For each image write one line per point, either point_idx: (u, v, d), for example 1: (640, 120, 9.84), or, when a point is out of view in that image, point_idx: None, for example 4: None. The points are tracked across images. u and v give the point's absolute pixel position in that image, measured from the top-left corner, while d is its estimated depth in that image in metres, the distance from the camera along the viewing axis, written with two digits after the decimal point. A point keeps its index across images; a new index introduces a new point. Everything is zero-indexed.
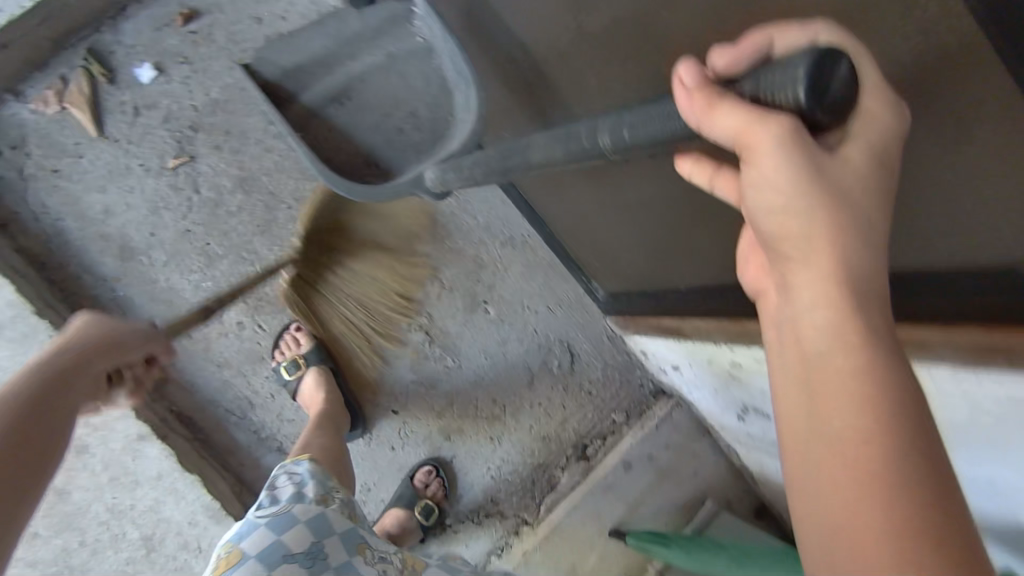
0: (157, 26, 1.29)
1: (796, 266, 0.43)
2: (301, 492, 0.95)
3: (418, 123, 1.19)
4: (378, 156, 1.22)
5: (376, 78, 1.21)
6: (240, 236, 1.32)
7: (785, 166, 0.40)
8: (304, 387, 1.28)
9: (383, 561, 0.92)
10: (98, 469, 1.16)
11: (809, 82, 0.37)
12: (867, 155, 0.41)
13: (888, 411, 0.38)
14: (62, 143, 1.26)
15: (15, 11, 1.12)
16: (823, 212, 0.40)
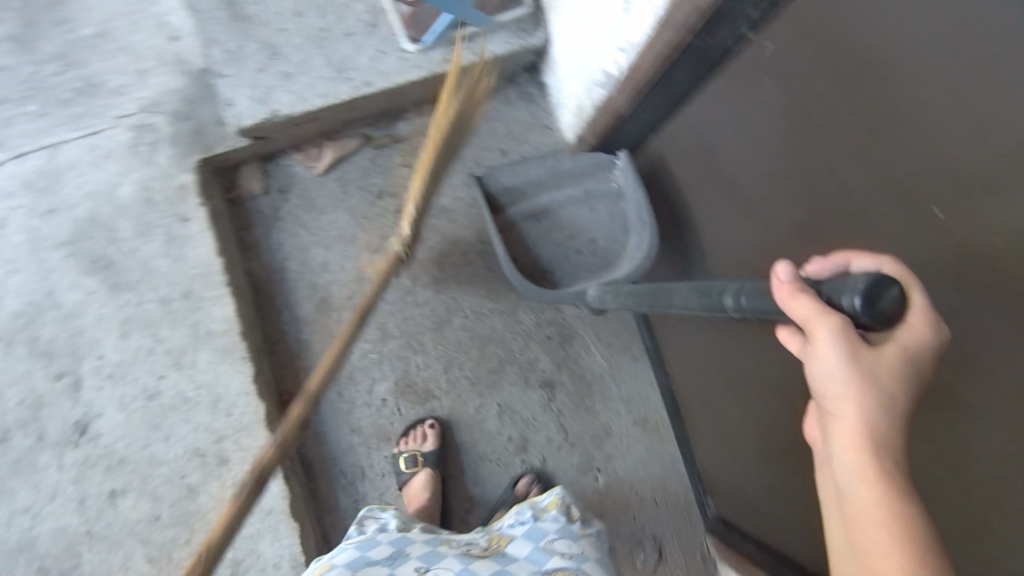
0: (425, 134, 1.50)
1: (840, 441, 0.57)
2: (386, 527, 1.10)
3: (594, 250, 1.37)
4: (554, 269, 1.38)
5: (570, 208, 1.38)
6: (416, 325, 1.46)
7: (842, 363, 0.55)
8: (413, 481, 1.37)
9: (469, 546, 1.09)
10: (227, 484, 1.27)
11: (864, 291, 0.47)
12: (898, 351, 0.56)
13: (914, 542, 0.51)
14: (315, 199, 1.47)
15: (334, 100, 1.33)
16: (869, 395, 0.55)
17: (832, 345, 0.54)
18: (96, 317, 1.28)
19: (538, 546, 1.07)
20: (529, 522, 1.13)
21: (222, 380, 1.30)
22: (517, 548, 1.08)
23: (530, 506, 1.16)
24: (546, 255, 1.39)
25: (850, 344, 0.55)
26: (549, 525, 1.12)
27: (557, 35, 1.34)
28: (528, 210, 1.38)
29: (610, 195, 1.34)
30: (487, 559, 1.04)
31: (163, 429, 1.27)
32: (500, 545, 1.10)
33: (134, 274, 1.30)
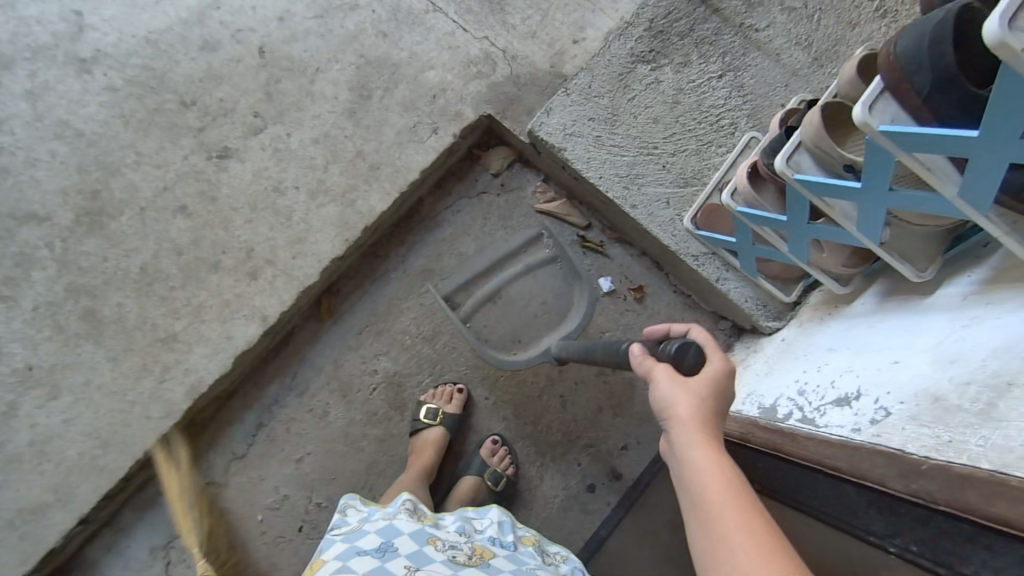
0: (620, 271, 1.56)
1: (687, 448, 0.66)
2: (370, 518, 1.00)
3: (548, 312, 1.53)
4: (523, 337, 1.51)
5: (518, 284, 1.53)
6: (455, 360, 1.50)
7: (677, 395, 0.69)
8: (427, 433, 1.42)
9: (454, 548, 0.92)
10: (236, 291, 1.36)
11: (684, 348, 0.71)
12: (716, 373, 0.70)
13: (763, 534, 0.58)
14: (512, 215, 1.55)
15: (601, 187, 1.41)
16: (698, 417, 0.67)
17: (668, 384, 0.70)
18: (316, 113, 1.42)
19: (519, 569, 0.91)
20: (508, 547, 0.98)
21: (317, 235, 1.39)
22: (501, 564, 0.91)
23: (511, 530, 1.03)
24: (503, 331, 1.51)
25: (683, 382, 0.70)
26: (528, 558, 0.97)
27: (780, 344, 1.35)
28: (479, 300, 1.51)
29: (552, 267, 1.55)
30: (474, 566, 0.88)
31: (255, 215, 1.39)
32: (483, 555, 0.93)
33: (368, 120, 1.43)
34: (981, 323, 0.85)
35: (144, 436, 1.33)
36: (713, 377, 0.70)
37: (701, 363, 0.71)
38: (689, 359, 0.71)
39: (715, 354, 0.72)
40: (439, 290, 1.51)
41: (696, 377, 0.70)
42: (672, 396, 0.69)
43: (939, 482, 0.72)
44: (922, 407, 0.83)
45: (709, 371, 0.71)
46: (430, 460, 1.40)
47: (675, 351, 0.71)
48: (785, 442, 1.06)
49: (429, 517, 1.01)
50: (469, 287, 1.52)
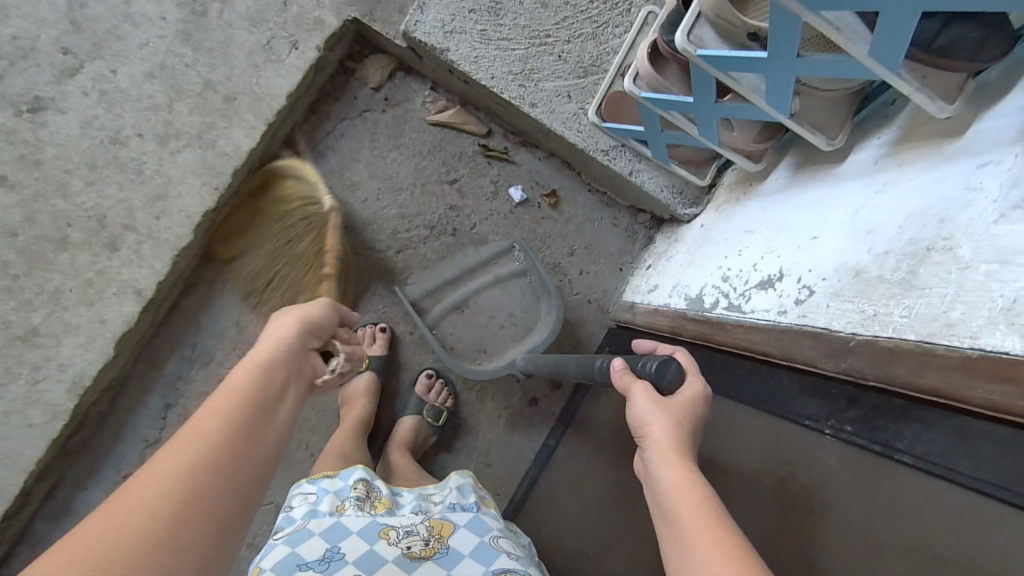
0: (530, 178, 1.46)
1: (658, 455, 0.69)
2: (316, 509, 0.90)
3: (515, 325, 1.39)
4: (490, 348, 1.39)
5: (484, 293, 1.40)
6: (370, 300, 1.40)
7: (654, 411, 0.72)
8: (356, 382, 1.33)
9: (410, 535, 0.87)
10: (97, 266, 1.16)
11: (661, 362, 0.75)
12: (690, 390, 0.74)
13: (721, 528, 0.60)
14: (403, 133, 1.40)
15: (496, 88, 1.28)
16: (670, 425, 0.71)
17: (647, 401, 0.73)
18: (143, 40, 1.17)
19: (482, 541, 0.87)
20: (471, 512, 0.93)
21: (180, 187, 1.20)
22: (462, 542, 0.87)
23: (473, 492, 0.99)
24: (468, 342, 1.39)
25: (660, 401, 0.74)
26: (491, 520, 0.93)
27: (699, 231, 1.32)
28: (446, 306, 1.39)
29: (515, 271, 1.39)
30: (431, 558, 0.83)
31: (95, 174, 1.16)
32: (441, 535, 0.87)
33: (211, 41, 1.20)
34: (894, 187, 0.83)
35: (30, 445, 1.15)
36: (689, 395, 0.74)
37: (677, 385, 0.75)
38: (667, 378, 0.74)
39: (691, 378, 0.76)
40: (407, 294, 1.38)
41: (674, 398, 0.74)
42: (649, 413, 0.73)
43: (866, 358, 0.71)
44: (843, 283, 0.82)
45: (685, 392, 0.74)
46: (364, 407, 1.29)
47: (654, 370, 0.74)
48: (714, 332, 1.04)
49: (383, 500, 0.95)
50: (439, 293, 1.40)
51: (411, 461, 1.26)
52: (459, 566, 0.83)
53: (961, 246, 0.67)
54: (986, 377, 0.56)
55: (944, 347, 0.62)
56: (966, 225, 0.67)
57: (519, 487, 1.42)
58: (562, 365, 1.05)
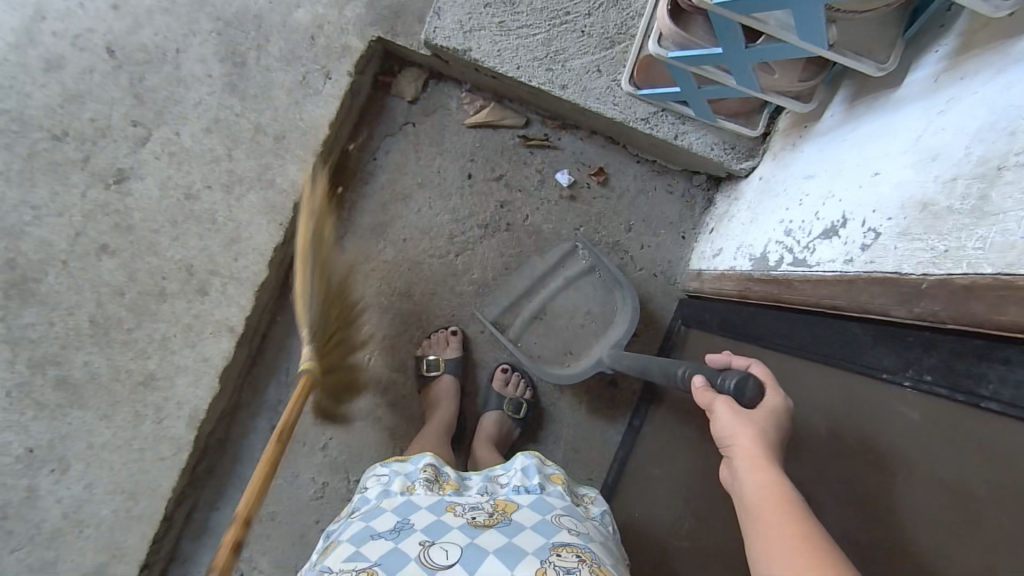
0: (575, 159, 1.44)
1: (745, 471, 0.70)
2: (388, 490, 0.97)
3: (594, 321, 1.37)
4: (574, 348, 1.37)
5: (559, 297, 1.39)
6: (437, 305, 1.44)
7: (736, 423, 0.73)
8: (435, 385, 1.38)
9: (474, 510, 0.91)
10: (192, 310, 1.29)
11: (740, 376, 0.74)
12: (773, 402, 0.74)
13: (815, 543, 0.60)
14: (444, 138, 1.43)
15: (524, 78, 1.27)
16: (754, 438, 0.71)
17: (729, 414, 0.74)
18: (197, 100, 1.28)
19: (545, 518, 0.89)
20: (534, 494, 0.96)
21: (250, 227, 1.30)
22: (524, 516, 0.89)
23: (537, 471, 1.01)
24: (553, 347, 1.38)
25: (743, 416, 0.73)
26: (556, 499, 0.96)
27: (758, 184, 1.25)
28: (525, 319, 1.39)
29: (584, 269, 1.39)
30: (492, 528, 0.87)
31: (177, 228, 1.28)
32: (504, 511, 0.91)
33: (254, 88, 1.29)
34: (958, 105, 0.74)
35: (165, 475, 1.29)
36: (772, 409, 0.74)
37: (761, 399, 0.74)
38: (750, 392, 0.73)
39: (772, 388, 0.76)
40: (484, 314, 1.40)
41: (757, 410, 0.74)
42: (731, 425, 0.74)
43: (940, 300, 0.65)
44: (911, 220, 0.74)
45: (769, 404, 0.74)
46: (447, 410, 1.35)
47: (734, 387, 0.73)
48: (783, 292, 0.98)
49: (451, 481, 0.99)
50: (516, 306, 1.40)
51: (497, 456, 1.33)
52: (520, 535, 0.85)
53: None
54: None
55: (1023, 277, 0.56)
56: None
57: (611, 469, 1.42)
58: (647, 366, 1.06)
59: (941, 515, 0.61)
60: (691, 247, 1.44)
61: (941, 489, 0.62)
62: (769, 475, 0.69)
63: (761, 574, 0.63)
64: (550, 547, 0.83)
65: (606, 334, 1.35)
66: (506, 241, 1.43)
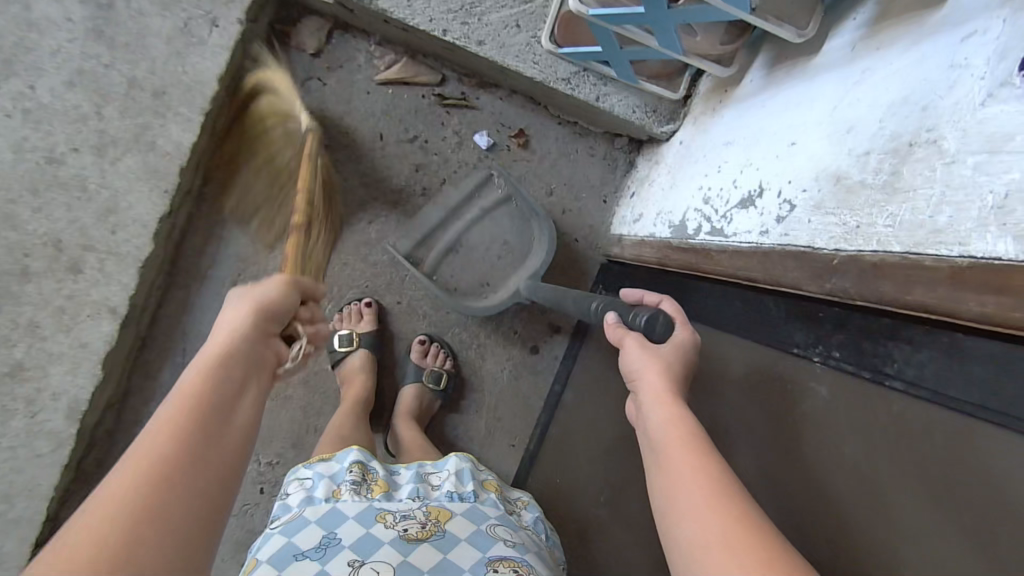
0: (495, 121, 1.37)
1: (650, 403, 0.72)
2: (312, 495, 0.89)
3: (511, 252, 1.33)
4: (492, 280, 1.34)
5: (475, 230, 1.33)
6: (351, 276, 1.36)
7: (646, 360, 0.75)
8: (351, 360, 1.32)
9: (407, 519, 0.86)
10: (64, 292, 1.14)
11: (648, 317, 0.76)
12: (681, 335, 0.77)
13: (712, 471, 0.62)
14: (352, 95, 1.31)
15: (437, 31, 1.18)
16: (661, 370, 0.73)
17: (639, 353, 0.76)
18: (55, 47, 1.10)
19: (480, 528, 0.87)
20: (468, 500, 0.93)
21: (128, 196, 1.15)
22: (458, 527, 0.86)
23: (471, 477, 0.98)
24: (470, 280, 1.34)
25: (651, 350, 0.76)
26: (490, 507, 0.93)
27: (679, 148, 1.23)
28: (438, 253, 1.33)
29: (498, 199, 1.32)
30: (426, 541, 0.83)
31: (41, 198, 1.12)
32: (438, 519, 0.87)
33: (124, 35, 1.12)
34: (873, 76, 0.73)
35: (48, 471, 1.17)
36: (679, 345, 0.76)
37: (669, 334, 0.77)
38: (659, 329, 0.76)
39: (681, 326, 0.78)
40: (395, 249, 1.31)
41: (664, 346, 0.76)
42: (641, 362, 0.75)
43: (852, 277, 0.66)
44: (825, 193, 0.74)
45: (675, 340, 0.77)
46: (363, 385, 1.29)
47: (642, 325, 0.77)
48: (700, 261, 0.98)
49: (380, 484, 0.93)
50: (429, 243, 1.33)
51: (418, 431, 1.29)
52: (455, 551, 0.83)
53: (946, 138, 0.59)
54: (980, 288, 0.51)
55: (930, 258, 0.56)
56: (951, 111, 0.59)
57: (533, 436, 1.42)
58: (561, 303, 1.07)
59: (843, 455, 0.63)
60: (613, 212, 1.42)
61: (849, 463, 0.62)
62: (675, 410, 0.70)
63: (666, 506, 0.64)
64: (484, 564, 0.82)
65: (523, 264, 1.32)
66: (422, 205, 1.36)
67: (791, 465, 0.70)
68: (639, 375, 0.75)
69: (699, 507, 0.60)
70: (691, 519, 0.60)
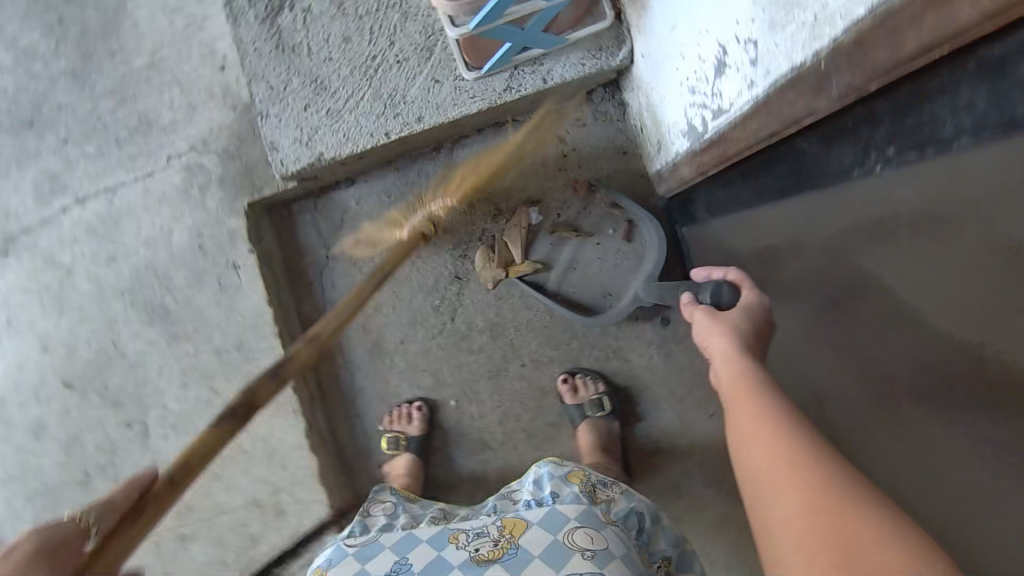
0: None
1: (718, 365, 0.79)
2: (390, 523, 1.00)
3: (626, 259, 1.35)
4: (613, 286, 1.35)
5: (586, 247, 1.36)
6: (470, 371, 1.38)
7: (709, 326, 0.86)
8: (396, 462, 1.34)
9: (479, 538, 0.91)
10: (286, 533, 1.30)
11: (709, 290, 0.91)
12: (753, 298, 0.87)
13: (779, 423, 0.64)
14: (368, 234, 1.37)
15: (382, 138, 1.23)
16: (722, 327, 0.84)
17: (703, 317, 0.88)
18: (158, 367, 1.31)
19: (557, 535, 0.87)
20: (547, 506, 0.94)
21: (275, 434, 1.30)
22: (532, 536, 0.88)
23: (549, 479, 1.01)
24: (590, 291, 1.36)
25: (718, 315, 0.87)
26: (569, 503, 0.93)
27: (645, 62, 1.14)
28: (558, 272, 1.36)
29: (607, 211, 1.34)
30: (496, 561, 0.86)
31: (224, 479, 1.31)
32: (512, 533, 0.90)
33: (191, 324, 1.30)
34: None
35: None
36: (747, 307, 0.86)
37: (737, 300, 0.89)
38: (725, 298, 0.89)
39: (746, 290, 0.89)
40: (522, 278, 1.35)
41: (731, 310, 0.86)
42: (708, 329, 0.86)
43: (848, 68, 0.55)
44: (768, 9, 0.64)
45: (744, 304, 0.87)
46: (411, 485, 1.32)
47: (711, 297, 0.91)
48: (729, 146, 0.87)
49: (459, 513, 1.03)
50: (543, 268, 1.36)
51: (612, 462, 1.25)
52: (525, 567, 0.85)
53: None
54: None
55: None
56: None
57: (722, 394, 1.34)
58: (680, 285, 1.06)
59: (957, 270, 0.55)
60: (639, 154, 1.34)
61: (959, 283, 0.56)
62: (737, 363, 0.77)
63: (739, 443, 0.68)
64: None
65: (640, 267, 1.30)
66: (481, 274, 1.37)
67: (920, 339, 0.63)
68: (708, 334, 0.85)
69: (766, 439, 0.64)
70: (758, 450, 0.64)
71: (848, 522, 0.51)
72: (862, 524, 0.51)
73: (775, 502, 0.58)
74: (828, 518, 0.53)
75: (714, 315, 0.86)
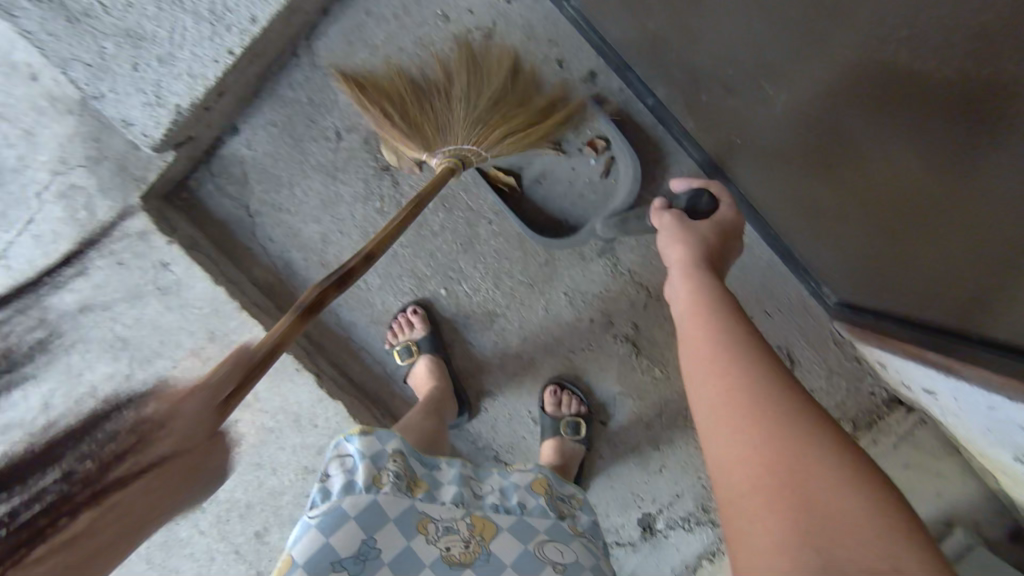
0: (349, 41, 1.23)
1: (676, 278, 0.77)
2: (352, 479, 0.85)
3: (594, 192, 1.27)
4: (573, 212, 1.28)
5: (557, 168, 1.26)
6: (444, 254, 1.31)
7: (677, 237, 0.82)
8: (417, 369, 1.31)
9: (450, 535, 0.86)
10: None
11: (682, 198, 0.87)
12: (731, 212, 0.86)
13: (743, 361, 0.61)
14: (277, 174, 1.28)
15: (228, 58, 1.11)
16: (687, 237, 0.81)
17: (674, 219, 0.85)
18: None
19: (527, 550, 0.87)
20: (515, 513, 0.90)
21: (291, 399, 1.28)
22: (505, 547, 0.86)
23: (516, 487, 0.93)
24: (552, 211, 1.28)
25: (687, 221, 0.84)
26: (540, 517, 0.91)
27: None
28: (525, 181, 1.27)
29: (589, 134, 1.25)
30: (470, 567, 0.84)
31: (268, 462, 1.31)
32: (483, 536, 0.87)
33: (155, 341, 1.25)
34: None
35: None
36: (721, 223, 0.84)
37: (712, 208, 0.86)
38: (703, 203, 0.86)
39: (722, 203, 0.87)
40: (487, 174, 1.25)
41: (702, 222, 0.84)
42: (674, 238, 0.82)
43: None
44: None
45: (716, 216, 0.85)
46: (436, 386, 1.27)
47: (687, 202, 0.86)
48: None
49: (421, 479, 0.90)
50: None
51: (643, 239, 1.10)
52: None
53: None
54: None
55: None
56: None
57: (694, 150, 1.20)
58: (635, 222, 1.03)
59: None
60: None
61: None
62: (697, 276, 0.75)
63: (688, 372, 0.66)
64: None
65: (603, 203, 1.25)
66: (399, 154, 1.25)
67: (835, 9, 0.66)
68: (672, 238, 0.82)
69: (723, 364, 0.61)
70: (712, 375, 0.61)
71: (796, 470, 0.50)
72: (819, 476, 0.50)
73: (723, 441, 0.56)
74: (774, 473, 0.51)
75: (683, 219, 0.84)
